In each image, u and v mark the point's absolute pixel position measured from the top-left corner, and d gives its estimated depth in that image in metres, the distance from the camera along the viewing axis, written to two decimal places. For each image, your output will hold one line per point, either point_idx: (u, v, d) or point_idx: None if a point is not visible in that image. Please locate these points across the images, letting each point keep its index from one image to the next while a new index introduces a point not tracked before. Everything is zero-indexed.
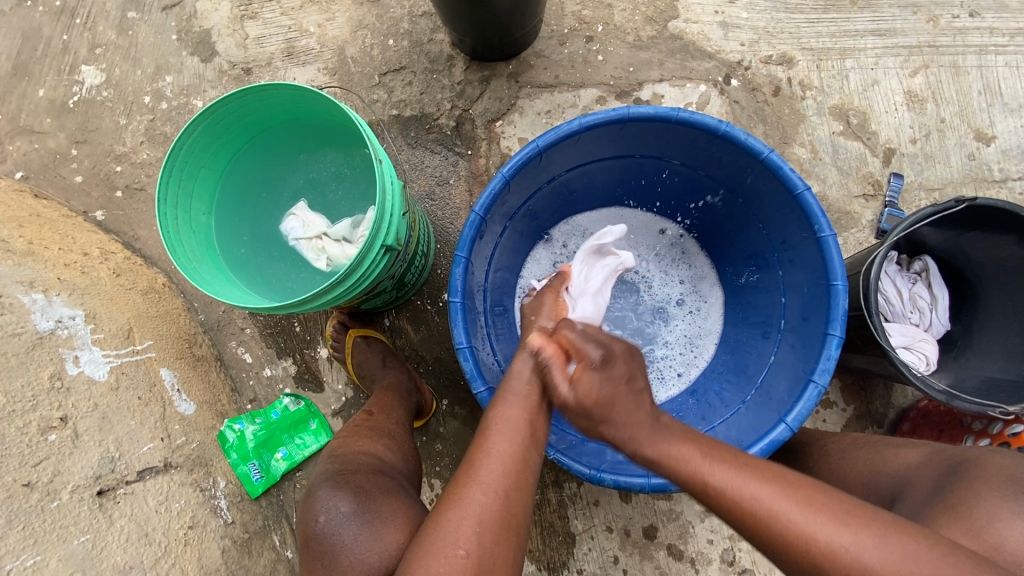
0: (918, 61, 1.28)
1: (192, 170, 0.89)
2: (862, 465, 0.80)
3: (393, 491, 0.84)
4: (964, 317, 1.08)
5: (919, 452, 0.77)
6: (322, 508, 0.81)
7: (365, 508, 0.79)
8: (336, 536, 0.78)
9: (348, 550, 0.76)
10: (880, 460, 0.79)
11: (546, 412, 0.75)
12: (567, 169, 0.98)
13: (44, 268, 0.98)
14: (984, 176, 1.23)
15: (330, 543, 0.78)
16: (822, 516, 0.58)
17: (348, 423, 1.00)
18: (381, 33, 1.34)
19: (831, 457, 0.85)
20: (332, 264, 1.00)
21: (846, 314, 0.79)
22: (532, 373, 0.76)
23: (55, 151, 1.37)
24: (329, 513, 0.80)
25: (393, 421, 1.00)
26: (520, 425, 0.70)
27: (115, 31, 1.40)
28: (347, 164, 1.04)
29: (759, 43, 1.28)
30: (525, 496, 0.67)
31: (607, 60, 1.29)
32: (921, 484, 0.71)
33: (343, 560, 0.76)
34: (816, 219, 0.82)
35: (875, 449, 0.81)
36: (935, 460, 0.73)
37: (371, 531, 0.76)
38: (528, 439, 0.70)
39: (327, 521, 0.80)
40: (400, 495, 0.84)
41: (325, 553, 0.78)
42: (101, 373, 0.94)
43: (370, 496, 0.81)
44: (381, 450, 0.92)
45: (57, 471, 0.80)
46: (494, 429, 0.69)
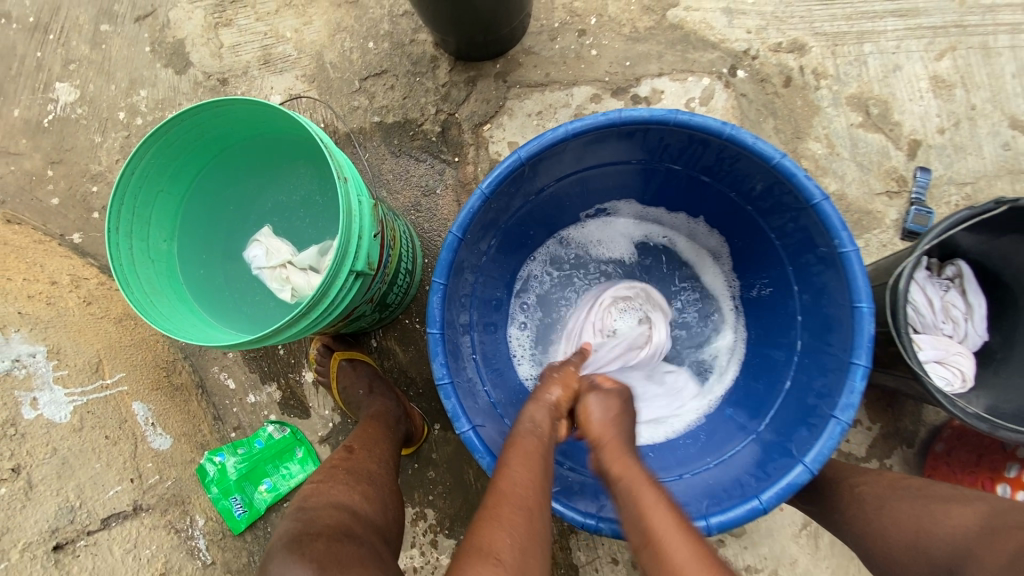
0: (944, 42, 1.16)
1: (146, 197, 0.82)
2: (906, 520, 0.69)
3: (361, 560, 0.71)
4: (1004, 327, 0.97)
5: (974, 511, 0.67)
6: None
7: None
8: None
9: None
10: (931, 518, 0.68)
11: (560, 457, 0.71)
12: (557, 177, 0.89)
13: (3, 303, 0.93)
14: (1022, 168, 1.11)
15: None
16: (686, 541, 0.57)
17: (325, 462, 0.91)
18: (360, 36, 1.27)
19: (864, 498, 0.75)
20: (298, 296, 0.93)
21: (873, 342, 0.68)
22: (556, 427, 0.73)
23: (31, 173, 1.32)
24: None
25: (371, 466, 0.90)
26: (543, 463, 0.67)
27: (88, 45, 1.34)
28: (318, 185, 0.97)
29: (768, 30, 1.18)
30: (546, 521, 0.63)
31: (601, 55, 1.20)
32: (987, 550, 0.61)
33: None
34: (835, 231, 0.71)
35: (923, 505, 0.70)
36: (1001, 523, 0.63)
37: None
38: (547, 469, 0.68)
39: None
40: (366, 565, 0.71)
41: None
42: (63, 415, 0.88)
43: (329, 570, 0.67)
44: (349, 511, 0.79)
45: (7, 527, 0.73)
46: (514, 460, 0.66)
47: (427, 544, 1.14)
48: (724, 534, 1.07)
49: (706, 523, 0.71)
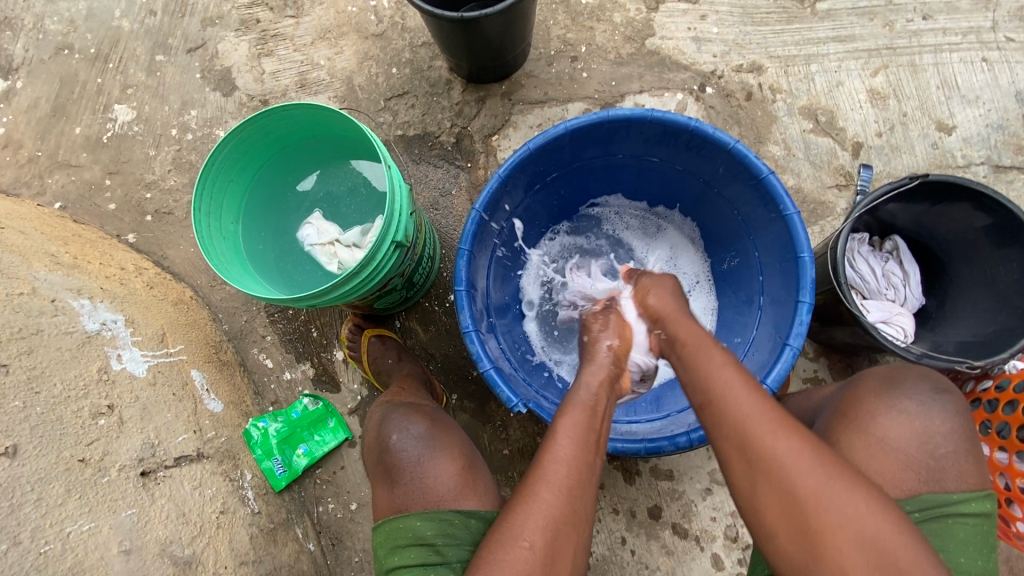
0: (878, 62, 1.39)
1: (222, 184, 1.00)
2: (795, 406, 0.92)
3: (452, 429, 0.95)
4: (937, 291, 1.15)
5: (830, 388, 0.89)
6: (392, 430, 0.92)
7: (433, 436, 0.90)
8: (405, 452, 0.88)
9: (411, 466, 0.87)
10: (810, 400, 0.91)
11: (602, 424, 0.81)
12: (557, 168, 1.08)
13: (88, 279, 1.09)
14: (948, 163, 1.32)
15: (397, 458, 0.88)
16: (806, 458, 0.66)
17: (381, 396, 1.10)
18: (385, 63, 1.48)
19: (782, 407, 0.98)
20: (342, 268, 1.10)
21: (812, 283, 0.87)
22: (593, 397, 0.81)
23: (90, 182, 1.50)
24: (398, 436, 0.91)
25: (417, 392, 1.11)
26: (583, 434, 0.77)
27: (145, 73, 1.54)
28: (362, 181, 1.15)
29: (730, 54, 1.40)
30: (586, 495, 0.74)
31: (591, 77, 1.41)
32: (826, 409, 0.84)
33: (405, 475, 0.86)
34: (781, 199, 0.91)
35: (806, 393, 0.93)
36: (837, 389, 0.86)
37: (433, 455, 0.87)
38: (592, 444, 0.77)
39: (397, 440, 0.90)
40: (456, 433, 0.96)
41: (391, 466, 0.88)
42: (140, 370, 1.03)
43: (436, 427, 0.93)
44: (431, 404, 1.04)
45: (106, 451, 0.88)
46: (561, 434, 0.77)
47: None
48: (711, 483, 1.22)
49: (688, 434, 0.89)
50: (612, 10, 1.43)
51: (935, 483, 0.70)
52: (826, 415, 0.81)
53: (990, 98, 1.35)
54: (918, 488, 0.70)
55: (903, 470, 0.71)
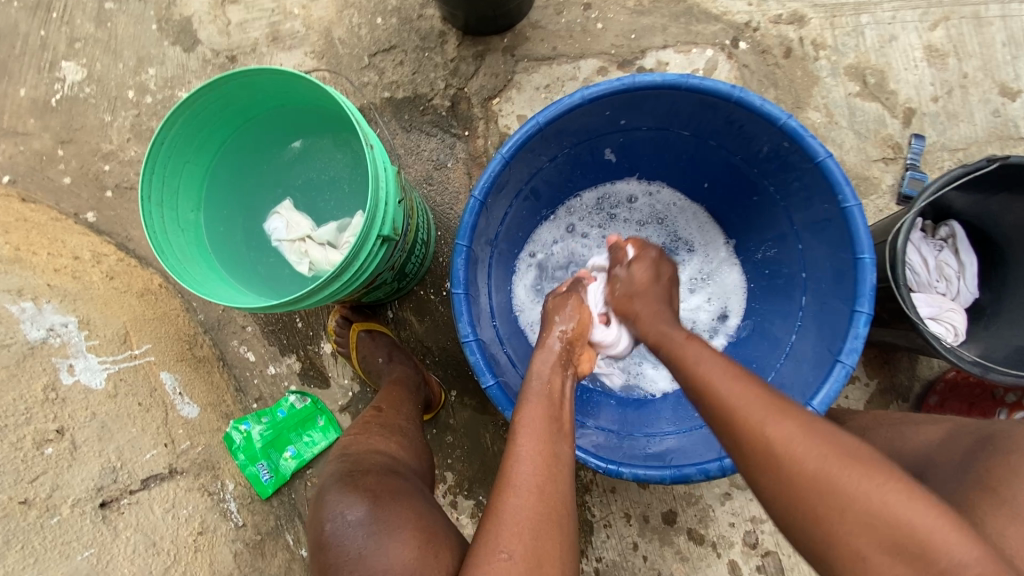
0: (938, 13, 1.20)
1: (175, 167, 0.85)
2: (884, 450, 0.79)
3: (403, 493, 0.80)
4: (994, 284, 1.03)
5: (940, 428, 0.76)
6: (329, 515, 0.77)
7: (376, 516, 0.75)
8: (345, 545, 0.74)
9: (353, 564, 0.72)
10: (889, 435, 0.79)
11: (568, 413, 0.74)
12: (570, 145, 0.93)
13: (33, 276, 0.95)
14: (1010, 133, 1.16)
15: (337, 551, 0.74)
16: (807, 433, 0.59)
17: (356, 419, 0.97)
18: (369, 12, 1.28)
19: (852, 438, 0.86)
20: (314, 269, 0.96)
21: (875, 289, 0.74)
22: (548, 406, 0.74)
23: (41, 153, 1.33)
24: (336, 521, 0.76)
25: (402, 417, 0.97)
26: (547, 427, 0.70)
27: (94, 24, 1.34)
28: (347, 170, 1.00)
29: (768, 2, 1.21)
30: (564, 485, 0.67)
31: (607, 29, 1.22)
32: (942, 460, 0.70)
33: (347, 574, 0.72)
34: (839, 187, 0.76)
35: (897, 429, 0.80)
36: (956, 436, 0.72)
37: (378, 543, 0.72)
38: (555, 433, 0.70)
39: (334, 530, 0.76)
40: (413, 498, 0.80)
41: (332, 562, 0.74)
42: (98, 382, 0.92)
43: (380, 501, 0.77)
44: (391, 449, 0.89)
45: (55, 485, 0.77)
46: (521, 432, 0.70)
47: (447, 505, 1.19)
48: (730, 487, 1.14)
49: (719, 463, 0.78)
50: None
51: None
52: (949, 471, 0.67)
53: None
54: None
55: None
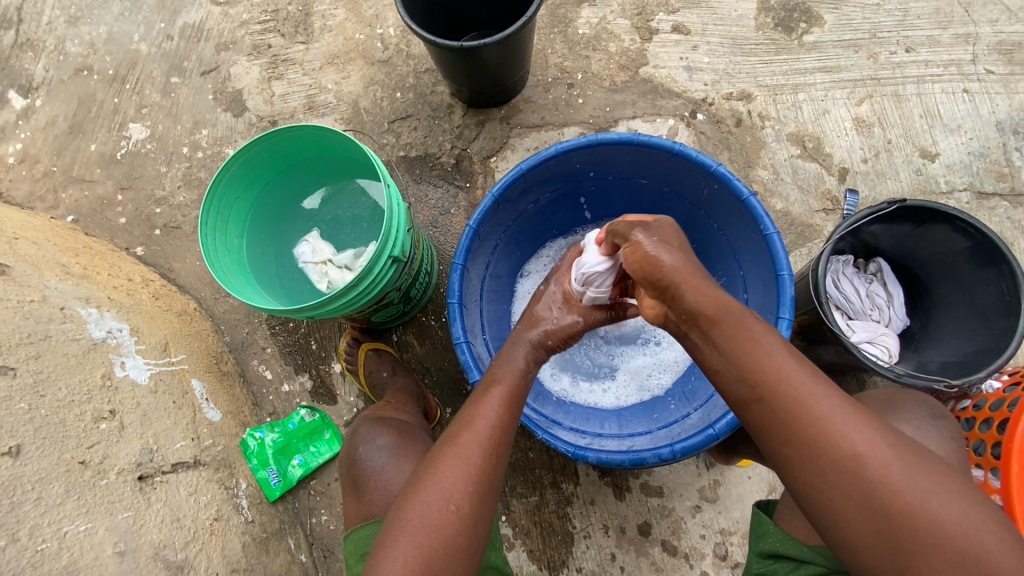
0: (863, 92, 1.43)
1: (229, 200, 1.04)
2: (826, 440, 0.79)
3: (421, 437, 1.02)
4: (921, 312, 1.18)
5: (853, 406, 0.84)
6: (362, 442, 0.99)
7: (399, 444, 0.97)
8: (373, 461, 0.95)
9: (378, 474, 0.92)
10: None
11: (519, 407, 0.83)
12: (550, 189, 1.13)
13: (97, 288, 1.13)
14: (932, 189, 1.36)
15: (366, 468, 0.95)
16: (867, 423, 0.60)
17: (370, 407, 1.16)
18: (389, 87, 1.54)
19: None
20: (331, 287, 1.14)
21: (792, 299, 0.90)
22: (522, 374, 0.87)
23: (103, 197, 1.55)
24: (367, 447, 0.97)
25: (407, 408, 1.14)
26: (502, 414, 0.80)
27: (160, 94, 1.61)
28: (368, 213, 1.20)
29: (720, 83, 1.46)
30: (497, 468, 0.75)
31: (587, 103, 1.47)
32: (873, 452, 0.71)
33: (372, 483, 0.92)
34: (761, 219, 0.94)
35: None
36: None
37: (400, 463, 0.93)
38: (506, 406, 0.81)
39: (365, 451, 0.97)
40: (424, 443, 1.01)
41: (361, 476, 0.95)
42: (143, 377, 1.07)
43: (403, 438, 0.99)
44: (408, 416, 1.09)
45: (106, 454, 0.90)
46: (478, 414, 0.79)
47: None
48: (700, 500, 1.23)
49: (670, 448, 0.90)
50: (607, 40, 1.49)
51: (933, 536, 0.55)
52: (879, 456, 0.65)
53: (972, 127, 1.40)
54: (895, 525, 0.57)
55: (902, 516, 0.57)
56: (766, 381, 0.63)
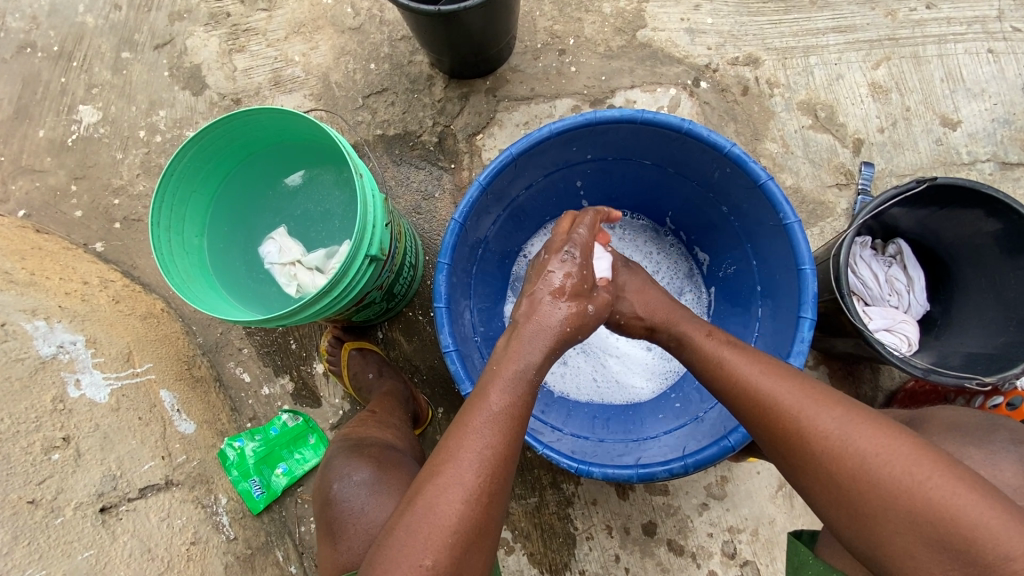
0: (880, 54, 1.31)
1: (183, 196, 0.93)
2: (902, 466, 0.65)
3: (400, 466, 0.93)
4: (942, 296, 1.10)
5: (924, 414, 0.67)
6: (338, 476, 0.91)
7: (377, 479, 0.88)
8: (347, 502, 0.87)
9: (355, 517, 0.85)
10: None
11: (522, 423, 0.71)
12: (543, 174, 1.02)
13: (45, 297, 1.03)
14: (952, 160, 1.26)
15: (339, 509, 0.87)
16: (860, 426, 0.65)
17: (354, 418, 1.08)
18: (363, 59, 1.40)
19: None
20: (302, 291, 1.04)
21: (815, 296, 0.82)
22: (515, 400, 0.71)
23: (55, 189, 1.42)
24: (342, 482, 0.90)
25: (395, 418, 1.07)
26: (494, 437, 0.68)
27: (110, 71, 1.46)
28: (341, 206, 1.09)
29: (725, 46, 1.33)
30: (499, 501, 0.66)
31: (580, 71, 1.34)
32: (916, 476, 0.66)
33: (349, 527, 0.85)
34: (780, 206, 0.85)
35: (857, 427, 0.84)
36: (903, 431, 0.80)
37: (377, 501, 0.85)
38: (504, 425, 0.69)
39: (339, 488, 0.89)
40: (407, 470, 0.94)
41: (336, 517, 0.87)
42: (102, 396, 0.98)
43: (381, 469, 0.90)
44: (390, 437, 1.00)
45: (60, 489, 0.83)
46: (464, 435, 0.67)
47: None
48: (708, 497, 1.18)
49: (682, 461, 0.83)
50: (601, 0, 1.36)
51: (920, 531, 0.58)
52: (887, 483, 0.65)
53: (996, 91, 1.29)
54: (893, 530, 0.59)
55: (885, 511, 0.60)
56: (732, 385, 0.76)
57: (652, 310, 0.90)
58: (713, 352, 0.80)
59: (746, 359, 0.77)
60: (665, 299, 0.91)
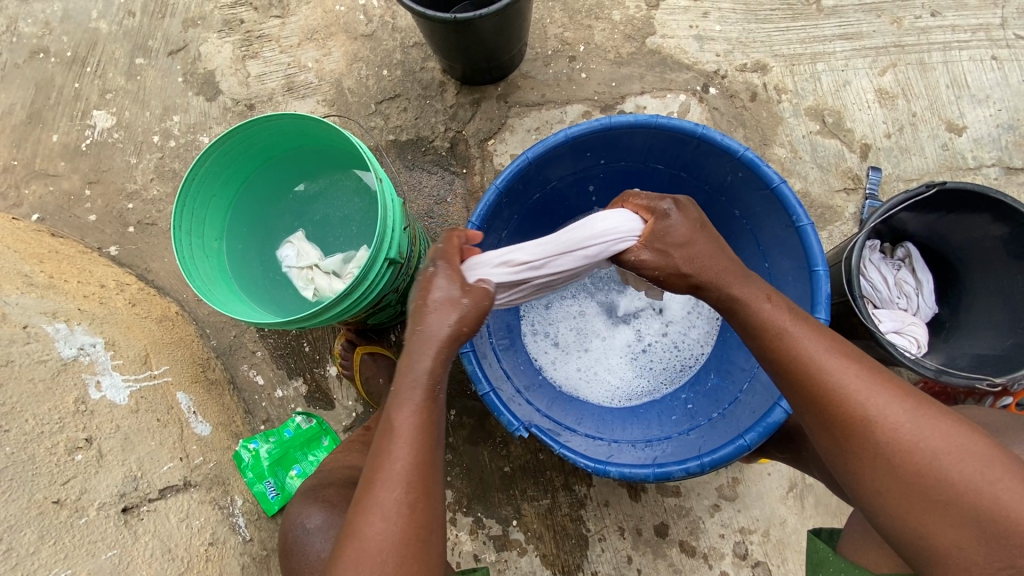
0: (886, 60, 1.33)
1: (204, 200, 0.94)
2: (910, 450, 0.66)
3: None
4: (950, 299, 1.12)
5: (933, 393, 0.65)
6: (293, 524, 0.93)
7: (331, 520, 0.89)
8: (309, 544, 0.88)
9: (317, 559, 0.86)
10: None
11: (437, 414, 0.70)
12: (558, 178, 1.03)
13: (65, 300, 1.04)
14: (958, 165, 1.28)
15: (303, 550, 0.89)
16: (927, 418, 0.63)
17: (346, 439, 1.10)
18: (375, 65, 1.42)
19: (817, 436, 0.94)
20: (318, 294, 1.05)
21: (829, 297, 0.83)
22: (426, 398, 0.69)
23: (69, 193, 1.44)
24: (299, 529, 0.91)
25: None
26: (419, 433, 0.67)
27: (124, 77, 1.48)
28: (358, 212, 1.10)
29: (733, 53, 1.35)
30: (435, 493, 0.67)
31: (590, 78, 1.36)
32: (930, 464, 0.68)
33: (313, 567, 0.86)
34: (794, 209, 0.86)
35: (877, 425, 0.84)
36: None
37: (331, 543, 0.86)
38: (424, 423, 0.68)
39: (298, 533, 0.91)
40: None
41: (299, 559, 0.89)
42: (122, 397, 0.99)
43: (334, 509, 0.90)
44: (359, 465, 1.01)
45: (84, 489, 0.84)
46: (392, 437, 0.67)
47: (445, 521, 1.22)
48: (719, 499, 1.19)
49: (698, 460, 0.84)
50: (610, 8, 1.38)
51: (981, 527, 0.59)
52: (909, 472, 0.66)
53: (1001, 97, 1.31)
54: (952, 523, 0.60)
55: (948, 507, 0.60)
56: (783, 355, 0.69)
57: (699, 267, 0.76)
58: (770, 315, 0.72)
59: (810, 329, 0.70)
60: (715, 251, 0.77)
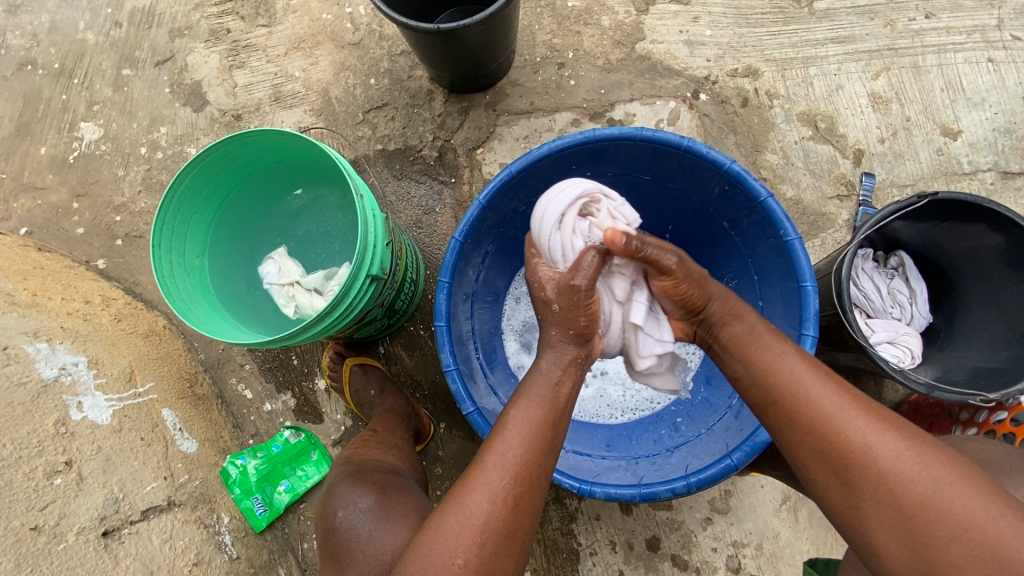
0: (879, 64, 1.31)
1: (184, 217, 0.93)
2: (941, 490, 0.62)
3: (404, 490, 0.92)
4: (945, 309, 1.10)
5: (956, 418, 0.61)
6: (343, 504, 0.89)
7: (382, 505, 0.87)
8: (353, 529, 0.85)
9: (363, 546, 0.83)
10: None
11: (562, 422, 0.72)
12: (543, 190, 1.02)
13: (48, 318, 1.03)
14: (954, 170, 1.26)
15: (347, 537, 0.86)
16: (930, 453, 0.60)
17: (356, 439, 1.08)
18: (363, 73, 1.40)
19: None
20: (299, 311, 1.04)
21: (817, 314, 0.82)
22: (552, 398, 0.72)
23: (57, 206, 1.43)
24: (348, 509, 0.88)
25: (398, 438, 1.07)
26: (536, 432, 0.68)
27: (111, 88, 1.47)
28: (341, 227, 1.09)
29: (724, 58, 1.33)
30: (535, 499, 0.66)
31: (579, 84, 1.34)
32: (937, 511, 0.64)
33: (358, 556, 0.82)
34: (781, 223, 0.85)
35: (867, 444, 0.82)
36: None
37: (382, 528, 0.83)
38: (543, 430, 0.69)
39: (345, 516, 0.88)
40: (412, 495, 0.92)
41: (343, 547, 0.85)
42: (104, 417, 0.98)
43: (386, 494, 0.89)
44: (392, 460, 1.00)
45: (63, 514, 0.83)
46: (506, 431, 0.68)
47: None
48: (711, 512, 1.17)
49: (685, 480, 0.83)
50: (599, 13, 1.36)
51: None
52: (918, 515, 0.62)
53: (997, 100, 1.29)
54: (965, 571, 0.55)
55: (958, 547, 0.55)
56: (779, 387, 0.68)
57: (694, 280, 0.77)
58: (761, 347, 0.72)
59: (802, 362, 0.69)
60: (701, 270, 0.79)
